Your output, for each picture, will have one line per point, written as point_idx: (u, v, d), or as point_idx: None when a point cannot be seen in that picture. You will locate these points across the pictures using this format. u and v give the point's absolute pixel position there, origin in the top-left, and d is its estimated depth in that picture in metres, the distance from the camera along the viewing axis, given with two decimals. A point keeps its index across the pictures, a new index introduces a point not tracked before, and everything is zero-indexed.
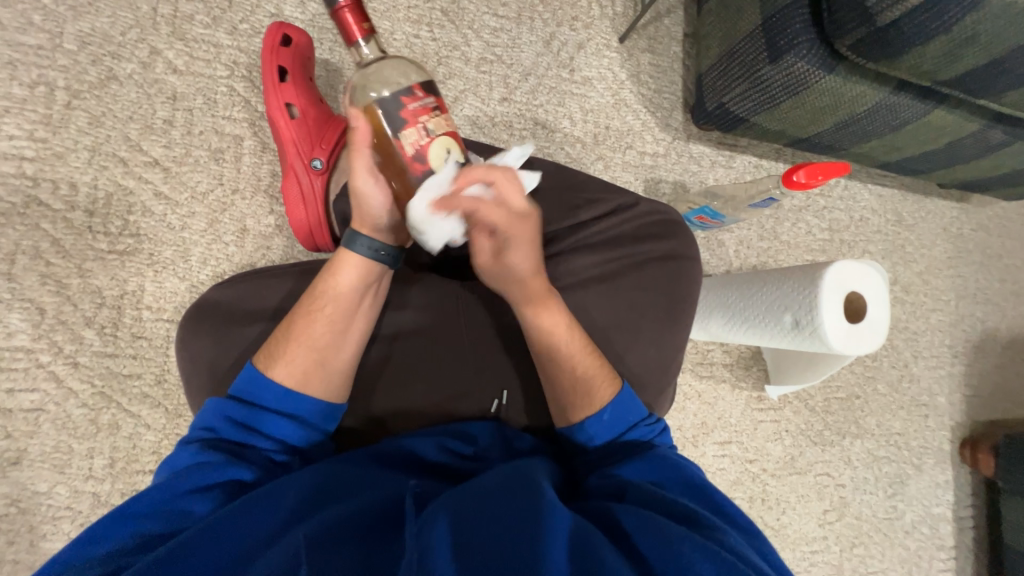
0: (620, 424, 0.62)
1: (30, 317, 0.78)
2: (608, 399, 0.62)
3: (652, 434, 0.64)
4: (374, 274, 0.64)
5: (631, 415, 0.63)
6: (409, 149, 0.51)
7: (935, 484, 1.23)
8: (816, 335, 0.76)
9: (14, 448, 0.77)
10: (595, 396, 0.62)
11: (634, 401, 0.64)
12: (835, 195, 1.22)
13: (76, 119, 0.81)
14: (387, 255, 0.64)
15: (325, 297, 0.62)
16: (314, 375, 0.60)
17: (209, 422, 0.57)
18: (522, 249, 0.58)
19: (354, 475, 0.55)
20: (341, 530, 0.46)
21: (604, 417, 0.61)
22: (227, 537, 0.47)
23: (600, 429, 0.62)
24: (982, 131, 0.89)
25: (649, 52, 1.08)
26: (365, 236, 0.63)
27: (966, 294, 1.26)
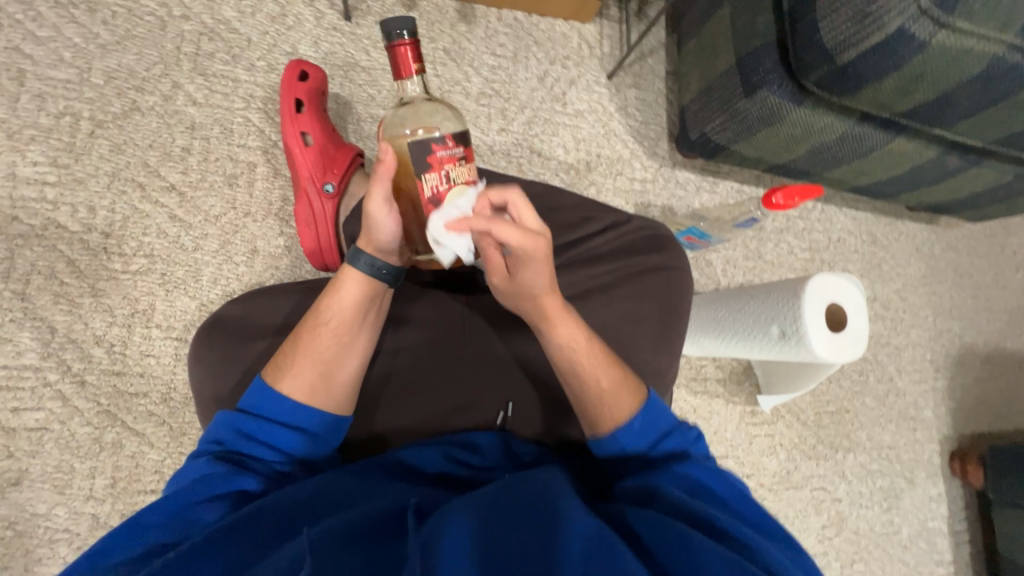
0: (652, 431, 0.62)
1: (40, 335, 0.80)
2: (637, 408, 0.62)
3: (685, 441, 0.63)
4: (376, 289, 0.66)
5: (661, 421, 0.63)
6: (427, 192, 0.55)
7: (928, 498, 1.25)
8: (801, 345, 0.80)
9: (15, 469, 0.78)
10: (620, 408, 0.62)
11: (663, 406, 0.63)
12: (813, 218, 1.30)
13: (98, 147, 0.85)
14: (389, 274, 0.66)
15: (331, 309, 0.63)
16: (320, 388, 0.61)
17: (217, 434, 0.58)
18: (537, 269, 0.57)
19: (356, 487, 0.56)
20: (343, 534, 0.48)
21: (635, 426, 0.61)
22: (230, 544, 0.48)
23: (633, 438, 0.62)
24: (939, 158, 0.97)
25: (635, 88, 1.17)
26: (368, 253, 0.64)
27: (942, 311, 1.33)
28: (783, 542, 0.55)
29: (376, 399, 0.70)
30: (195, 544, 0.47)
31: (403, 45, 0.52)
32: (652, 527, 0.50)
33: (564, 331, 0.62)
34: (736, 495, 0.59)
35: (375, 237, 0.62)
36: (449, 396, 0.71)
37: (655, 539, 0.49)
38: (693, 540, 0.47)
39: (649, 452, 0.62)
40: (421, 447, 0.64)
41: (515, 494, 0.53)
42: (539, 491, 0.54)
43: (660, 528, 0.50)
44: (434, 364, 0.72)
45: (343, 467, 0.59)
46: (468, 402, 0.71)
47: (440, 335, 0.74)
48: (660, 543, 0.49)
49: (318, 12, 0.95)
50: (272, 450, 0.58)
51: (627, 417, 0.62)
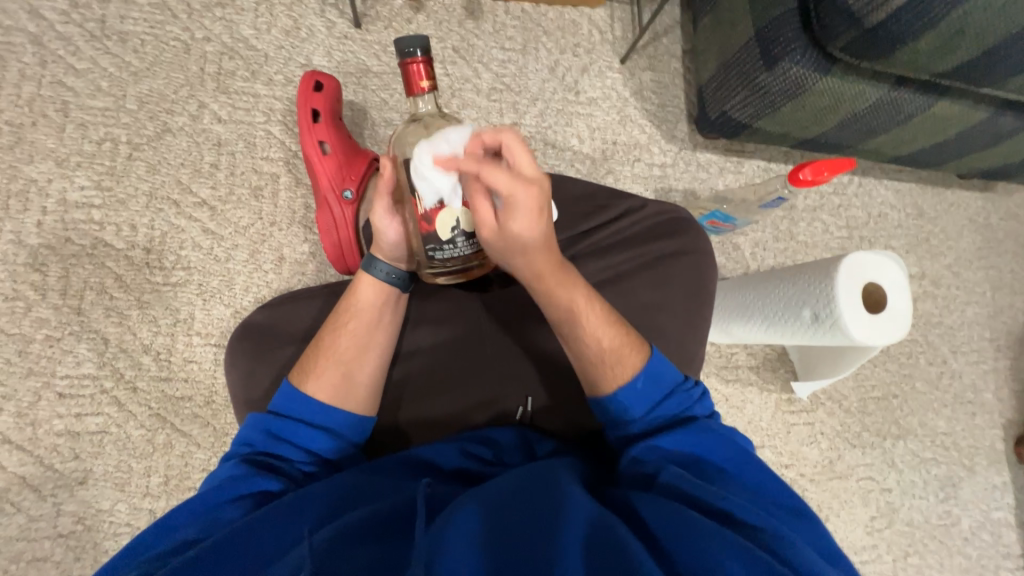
0: (656, 392, 0.60)
1: (96, 346, 0.87)
2: (638, 366, 0.61)
3: (691, 401, 0.62)
4: (392, 296, 0.68)
5: (666, 377, 0.61)
6: (421, 209, 0.59)
7: (992, 487, 1.16)
8: (836, 328, 0.76)
9: (81, 469, 0.85)
10: (623, 367, 0.61)
11: (665, 364, 0.62)
12: (850, 193, 1.22)
13: (136, 168, 0.91)
14: (399, 279, 0.68)
15: (351, 315, 0.67)
16: (340, 389, 0.63)
17: (248, 435, 0.61)
18: (525, 217, 0.53)
19: (372, 486, 0.57)
20: (361, 532, 0.49)
21: (638, 385, 0.60)
22: (250, 543, 0.50)
23: (635, 399, 0.60)
24: (991, 118, 0.89)
25: (650, 70, 1.13)
26: (385, 261, 0.68)
27: (1002, 285, 1.22)
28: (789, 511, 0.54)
29: (402, 397, 0.72)
30: (218, 541, 0.49)
31: (414, 64, 0.54)
32: (660, 517, 0.49)
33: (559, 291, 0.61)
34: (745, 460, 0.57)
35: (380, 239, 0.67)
36: (471, 392, 0.72)
37: (664, 529, 0.48)
38: (702, 530, 0.46)
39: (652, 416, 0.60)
40: (440, 445, 0.64)
41: (514, 492, 0.53)
42: (545, 481, 0.54)
43: (667, 517, 0.49)
44: (456, 360, 0.73)
45: (363, 466, 0.61)
46: (491, 396, 0.72)
47: (459, 332, 0.75)
48: (666, 530, 0.48)
49: (329, 22, 0.98)
50: (298, 450, 0.61)
51: (630, 375, 0.60)
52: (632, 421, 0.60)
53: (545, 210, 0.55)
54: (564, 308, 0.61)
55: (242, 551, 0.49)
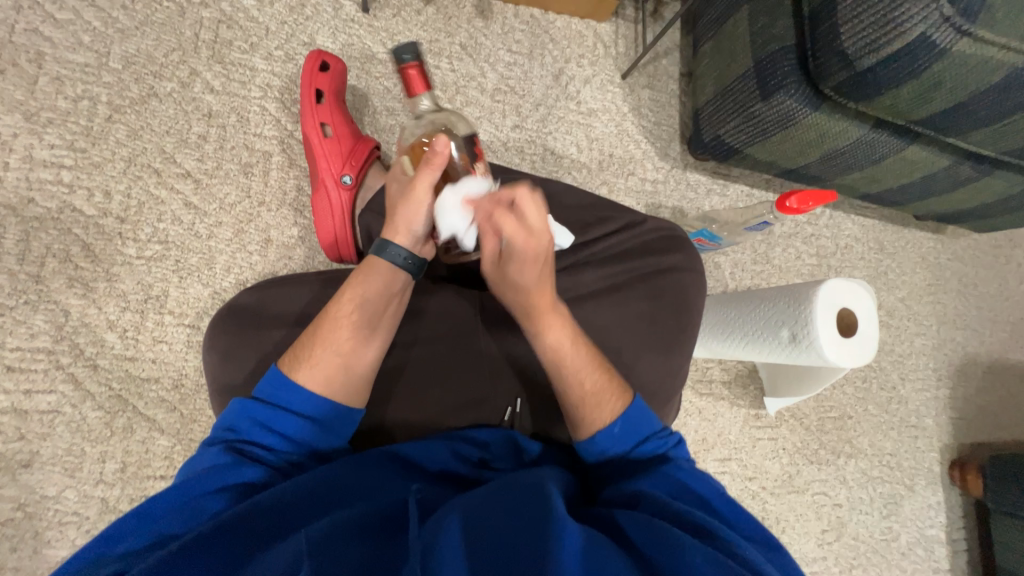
0: (634, 434, 0.64)
1: (53, 318, 0.80)
2: (616, 413, 0.64)
3: (665, 446, 0.65)
4: (399, 282, 0.67)
5: (644, 426, 0.64)
6: (480, 171, 0.66)
7: (928, 506, 1.26)
8: (810, 349, 0.80)
9: (26, 451, 0.78)
10: (602, 411, 0.64)
11: (646, 411, 0.65)
12: (821, 224, 1.30)
13: (115, 132, 0.85)
14: (412, 263, 0.68)
15: (355, 301, 0.64)
16: (336, 378, 0.61)
17: (231, 421, 0.58)
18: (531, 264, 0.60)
19: (358, 484, 0.56)
20: (350, 529, 0.48)
21: (614, 430, 0.63)
22: (231, 541, 0.47)
23: (612, 442, 0.63)
24: (953, 166, 0.97)
25: (649, 88, 1.17)
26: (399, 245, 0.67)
27: (947, 320, 1.33)
28: (760, 542, 0.55)
29: (388, 391, 0.70)
30: (198, 537, 0.46)
31: (416, 67, 0.59)
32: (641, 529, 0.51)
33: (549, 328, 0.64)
34: (715, 493, 0.59)
35: (409, 220, 0.66)
36: (460, 392, 0.72)
37: (647, 542, 0.49)
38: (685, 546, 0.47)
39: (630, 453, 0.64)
40: (429, 443, 0.63)
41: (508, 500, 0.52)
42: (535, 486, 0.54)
43: (652, 532, 0.50)
44: (448, 358, 0.73)
45: (355, 459, 0.59)
46: (479, 396, 0.72)
47: (454, 329, 0.74)
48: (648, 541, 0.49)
49: (336, 4, 0.96)
50: (285, 440, 0.58)
51: (608, 420, 0.63)
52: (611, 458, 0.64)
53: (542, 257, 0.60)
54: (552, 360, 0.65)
55: (224, 550, 0.46)
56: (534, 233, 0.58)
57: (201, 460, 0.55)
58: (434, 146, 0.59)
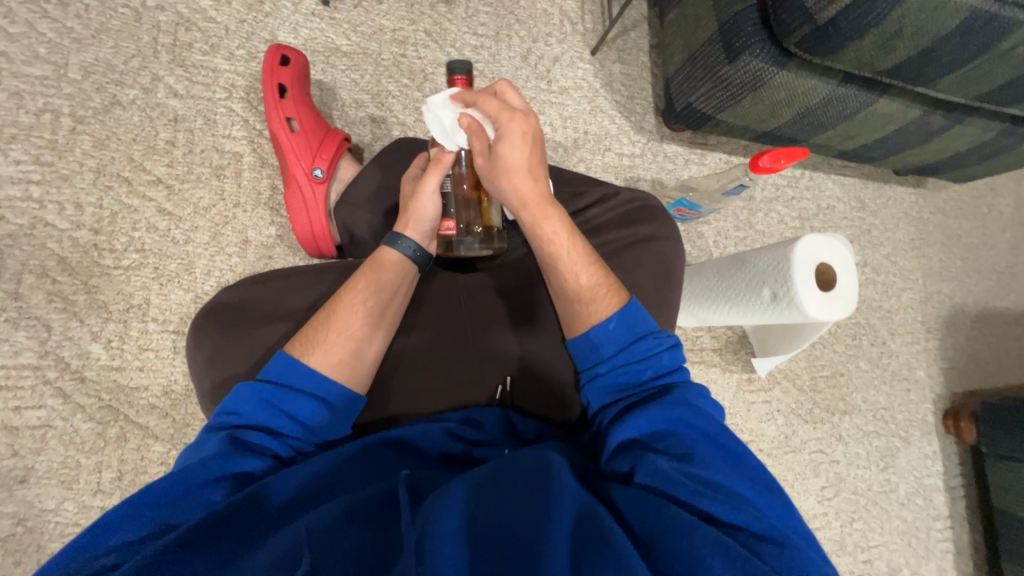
0: (628, 334, 0.63)
1: (36, 334, 0.80)
2: (614, 308, 0.65)
3: (663, 348, 0.64)
4: (408, 275, 0.70)
5: (640, 325, 0.64)
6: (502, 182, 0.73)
7: (924, 456, 1.28)
8: (792, 305, 0.81)
9: (21, 466, 0.78)
10: (598, 305, 0.65)
11: (642, 312, 0.65)
12: (802, 186, 1.30)
13: (81, 143, 0.84)
14: (422, 255, 0.72)
15: (363, 288, 0.67)
16: (347, 364, 0.63)
17: (238, 405, 0.58)
18: (512, 139, 0.65)
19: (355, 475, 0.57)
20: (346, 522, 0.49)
21: (610, 326, 0.63)
22: (226, 536, 0.48)
23: (607, 339, 0.63)
24: (924, 116, 0.98)
25: (619, 63, 1.16)
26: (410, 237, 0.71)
27: (932, 273, 1.34)
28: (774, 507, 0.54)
29: (384, 382, 0.71)
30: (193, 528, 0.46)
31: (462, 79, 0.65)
32: (638, 510, 0.50)
33: (540, 224, 0.68)
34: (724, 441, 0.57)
35: (416, 212, 0.71)
36: (452, 372, 0.72)
37: (640, 520, 0.50)
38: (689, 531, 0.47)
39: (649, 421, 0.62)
40: (425, 426, 0.63)
41: (509, 492, 0.51)
42: (536, 457, 0.53)
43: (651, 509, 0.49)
44: (438, 340, 0.74)
45: (355, 444, 0.60)
46: (471, 376, 0.72)
47: (440, 312, 0.75)
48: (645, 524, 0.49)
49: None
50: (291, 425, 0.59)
51: (603, 317, 0.64)
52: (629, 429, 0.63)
53: (528, 138, 0.66)
54: (547, 253, 0.68)
55: (220, 543, 0.47)
56: (515, 109, 0.66)
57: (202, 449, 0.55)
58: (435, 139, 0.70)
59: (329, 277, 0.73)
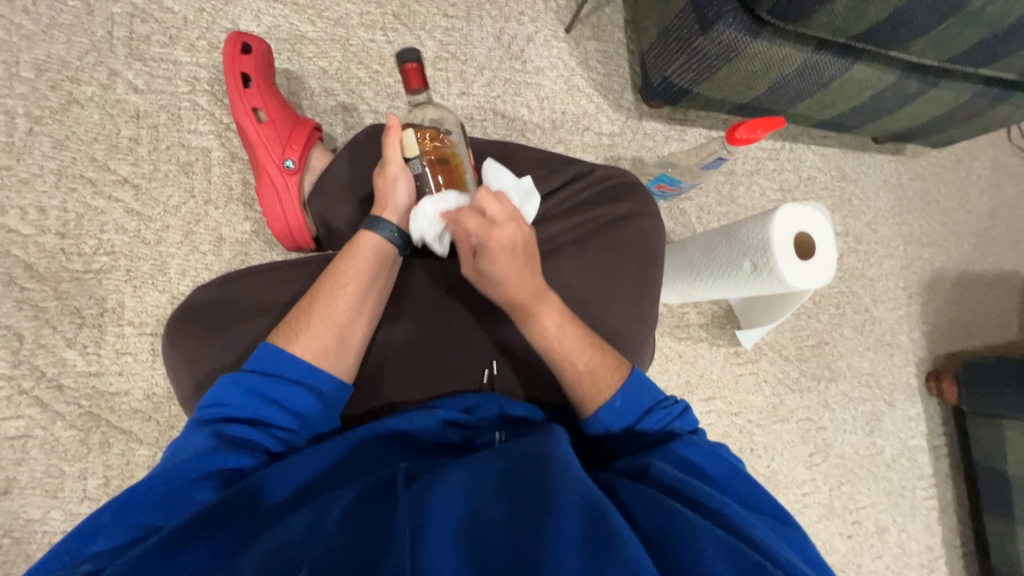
0: (636, 408, 0.63)
1: (7, 344, 0.78)
2: (616, 386, 0.63)
3: (669, 416, 0.63)
4: (390, 258, 0.70)
5: (648, 398, 0.63)
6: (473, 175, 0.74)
7: (908, 418, 1.31)
8: (773, 276, 0.81)
9: (3, 478, 0.77)
10: (600, 388, 0.63)
11: (647, 382, 0.64)
12: (783, 158, 1.31)
13: (39, 144, 0.81)
14: (400, 238, 0.71)
15: (349, 275, 0.67)
16: (332, 350, 0.63)
17: (224, 398, 0.57)
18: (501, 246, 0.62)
19: (347, 468, 0.57)
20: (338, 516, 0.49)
21: (615, 404, 0.62)
22: (215, 539, 0.47)
23: (615, 416, 0.62)
24: (900, 81, 0.98)
25: (595, 40, 1.14)
26: (387, 221, 0.71)
27: (913, 239, 1.36)
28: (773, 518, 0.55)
29: (370, 372, 0.71)
30: (180, 532, 0.46)
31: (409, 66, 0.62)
32: (649, 513, 0.49)
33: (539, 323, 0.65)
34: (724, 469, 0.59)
35: (389, 197, 0.71)
36: (439, 360, 0.72)
37: (648, 519, 0.49)
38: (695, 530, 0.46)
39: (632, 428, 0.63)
40: (415, 414, 0.63)
41: (503, 480, 0.51)
42: (535, 452, 0.53)
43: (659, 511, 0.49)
44: (423, 329, 0.73)
45: (346, 436, 0.59)
46: (457, 364, 0.72)
47: (424, 303, 0.75)
48: (652, 521, 0.48)
49: None
50: (282, 420, 0.58)
51: (608, 395, 0.63)
52: (616, 430, 0.63)
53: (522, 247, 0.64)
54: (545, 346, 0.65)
55: (209, 546, 0.46)
56: (498, 223, 0.62)
57: (188, 446, 0.54)
58: (386, 122, 0.71)
59: (308, 267, 0.71)
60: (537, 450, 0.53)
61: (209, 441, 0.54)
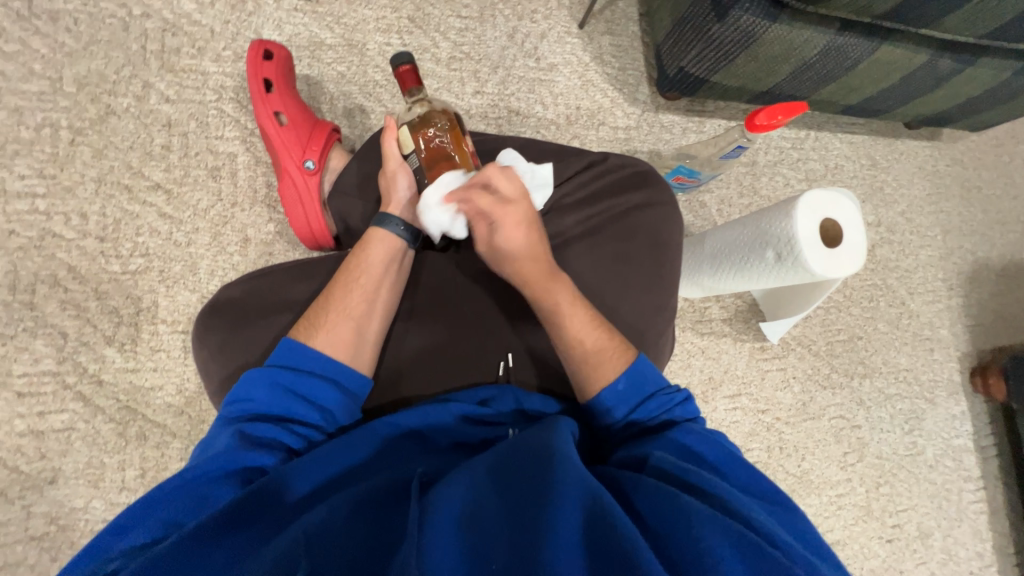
0: (637, 395, 0.62)
1: (53, 341, 0.83)
2: (620, 369, 0.63)
3: (671, 404, 0.63)
4: (401, 251, 0.72)
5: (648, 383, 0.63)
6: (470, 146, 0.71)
7: (952, 416, 1.24)
8: (798, 264, 0.79)
9: (50, 468, 0.81)
10: (605, 368, 0.63)
11: (650, 367, 0.64)
12: (807, 147, 1.26)
13: (81, 154, 0.86)
14: (408, 231, 0.73)
15: (362, 269, 0.69)
16: (349, 343, 0.65)
17: (250, 393, 0.59)
18: (511, 229, 0.65)
19: (365, 466, 0.58)
20: (353, 509, 0.50)
21: (619, 386, 0.62)
22: (235, 536, 0.48)
23: (617, 399, 0.62)
24: (931, 61, 0.93)
25: (608, 34, 1.14)
26: (394, 215, 0.73)
27: (952, 228, 1.29)
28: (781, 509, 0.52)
29: (386, 367, 0.72)
30: (200, 526, 0.46)
31: (405, 66, 0.69)
32: (649, 500, 0.48)
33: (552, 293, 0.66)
34: (725, 457, 0.57)
35: (392, 192, 0.73)
36: (454, 354, 0.72)
37: (650, 509, 0.48)
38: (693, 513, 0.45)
39: (631, 418, 0.62)
40: (431, 410, 0.63)
41: (510, 477, 0.51)
42: (541, 446, 0.52)
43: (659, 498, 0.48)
44: (438, 323, 0.74)
45: (362, 431, 0.60)
46: (472, 357, 0.72)
47: (439, 297, 0.75)
48: (654, 511, 0.47)
49: None
50: (304, 419, 0.60)
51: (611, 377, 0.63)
52: (615, 420, 0.62)
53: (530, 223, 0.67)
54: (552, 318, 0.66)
55: (229, 543, 0.47)
56: (511, 200, 0.66)
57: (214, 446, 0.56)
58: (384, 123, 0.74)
59: (327, 266, 0.74)
60: (541, 441, 0.53)
61: (234, 437, 0.56)
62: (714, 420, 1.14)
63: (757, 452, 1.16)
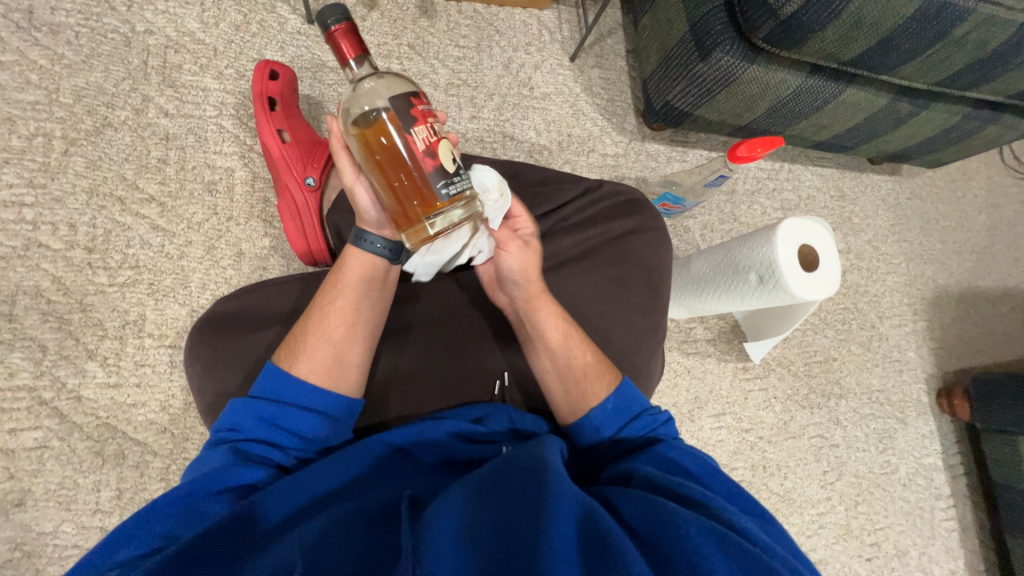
0: (624, 414, 0.65)
1: (31, 355, 0.80)
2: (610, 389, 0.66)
3: (656, 423, 0.66)
4: (383, 270, 0.68)
5: (634, 404, 0.66)
6: (420, 145, 0.54)
7: (921, 435, 1.30)
8: (779, 287, 0.83)
9: (17, 489, 0.77)
10: (596, 385, 0.66)
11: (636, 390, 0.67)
12: (782, 178, 1.34)
13: (74, 165, 0.85)
14: (387, 249, 0.68)
15: (340, 292, 0.66)
16: (330, 369, 0.62)
17: (235, 421, 0.58)
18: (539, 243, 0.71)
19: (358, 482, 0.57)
20: (345, 525, 0.49)
21: (608, 407, 0.64)
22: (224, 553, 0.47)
23: (606, 419, 0.64)
24: (892, 104, 1.02)
25: (598, 67, 1.21)
26: (368, 233, 0.68)
27: (914, 256, 1.38)
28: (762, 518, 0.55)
29: (379, 384, 0.71)
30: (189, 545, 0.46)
31: (334, 32, 0.51)
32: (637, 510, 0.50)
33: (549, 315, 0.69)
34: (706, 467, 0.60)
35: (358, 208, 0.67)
36: (449, 373, 0.73)
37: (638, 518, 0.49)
38: (679, 519, 0.46)
39: (619, 436, 0.64)
40: (424, 428, 0.63)
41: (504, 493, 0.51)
42: (532, 462, 0.53)
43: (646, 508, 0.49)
44: (434, 341, 0.74)
45: (356, 449, 0.59)
46: (467, 375, 0.73)
47: (435, 314, 0.76)
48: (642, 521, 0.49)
49: (281, 18, 0.98)
50: (294, 438, 0.59)
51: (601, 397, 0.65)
52: (602, 438, 0.64)
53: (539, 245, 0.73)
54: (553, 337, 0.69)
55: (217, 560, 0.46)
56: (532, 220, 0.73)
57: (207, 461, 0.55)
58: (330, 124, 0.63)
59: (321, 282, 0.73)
60: (534, 457, 0.54)
61: (222, 461, 0.55)
62: (700, 439, 1.16)
63: (742, 470, 1.18)
